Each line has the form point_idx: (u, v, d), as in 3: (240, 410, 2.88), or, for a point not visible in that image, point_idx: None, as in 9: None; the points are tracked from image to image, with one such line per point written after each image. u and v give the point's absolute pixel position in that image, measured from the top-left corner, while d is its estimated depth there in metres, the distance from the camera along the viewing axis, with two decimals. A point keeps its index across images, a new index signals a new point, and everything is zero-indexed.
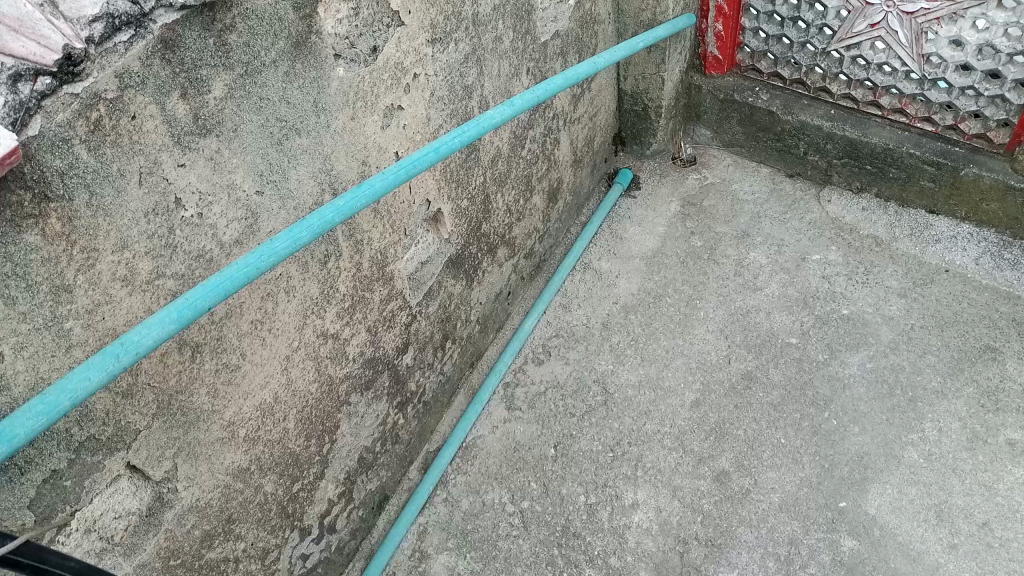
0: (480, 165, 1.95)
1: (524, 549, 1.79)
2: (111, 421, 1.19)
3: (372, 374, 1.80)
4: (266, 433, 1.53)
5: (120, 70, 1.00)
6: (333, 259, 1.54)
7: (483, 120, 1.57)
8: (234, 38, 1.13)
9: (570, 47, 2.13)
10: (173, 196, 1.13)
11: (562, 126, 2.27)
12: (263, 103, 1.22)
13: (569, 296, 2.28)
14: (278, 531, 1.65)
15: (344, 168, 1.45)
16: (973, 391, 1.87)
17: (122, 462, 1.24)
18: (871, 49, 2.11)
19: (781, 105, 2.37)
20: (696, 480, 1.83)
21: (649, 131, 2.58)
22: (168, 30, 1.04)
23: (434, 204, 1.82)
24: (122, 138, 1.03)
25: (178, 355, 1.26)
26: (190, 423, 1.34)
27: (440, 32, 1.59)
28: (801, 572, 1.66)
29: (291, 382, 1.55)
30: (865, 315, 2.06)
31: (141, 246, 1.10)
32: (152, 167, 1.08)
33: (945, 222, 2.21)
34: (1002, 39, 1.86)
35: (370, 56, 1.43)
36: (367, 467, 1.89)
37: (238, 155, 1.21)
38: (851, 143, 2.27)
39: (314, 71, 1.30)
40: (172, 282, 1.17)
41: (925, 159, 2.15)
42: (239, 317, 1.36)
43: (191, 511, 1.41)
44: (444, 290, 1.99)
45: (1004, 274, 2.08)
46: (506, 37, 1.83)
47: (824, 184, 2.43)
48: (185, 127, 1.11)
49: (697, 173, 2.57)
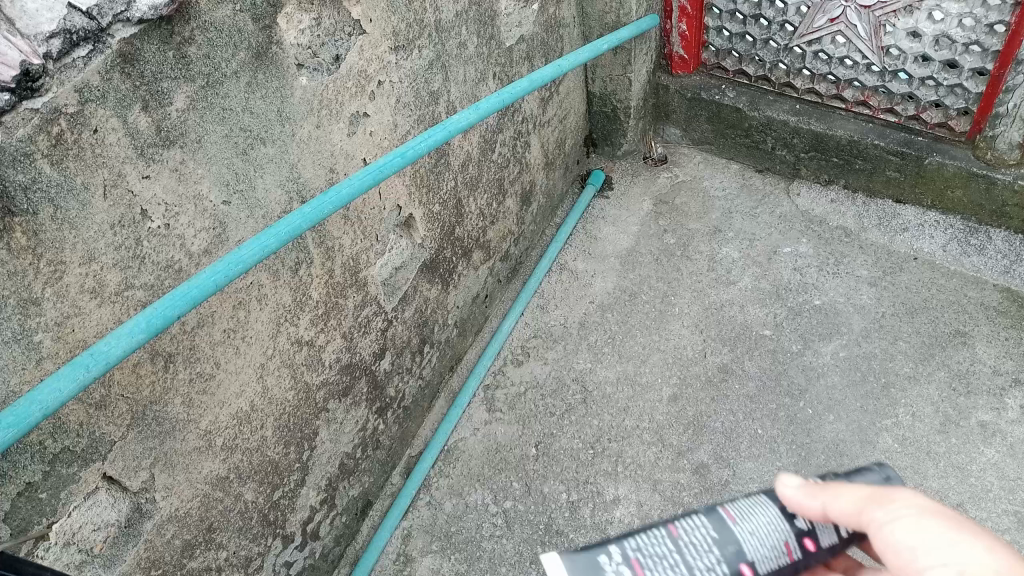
0: (451, 170, 1.97)
1: (508, 549, 1.80)
2: (85, 433, 1.20)
3: (349, 380, 1.82)
4: (244, 441, 1.54)
5: (79, 85, 1.02)
6: (305, 267, 1.56)
7: (449, 125, 1.59)
8: (194, 50, 1.15)
9: (536, 51, 2.16)
10: (139, 208, 1.14)
11: (532, 129, 2.30)
12: (226, 114, 1.24)
13: (546, 297, 2.31)
14: (261, 540, 1.66)
15: (312, 175, 1.47)
16: (944, 375, 1.90)
17: (98, 474, 1.25)
18: (832, 44, 2.15)
19: (747, 101, 2.41)
20: (676, 473, 1.85)
21: (619, 132, 2.61)
22: (127, 44, 1.06)
23: (405, 209, 1.84)
24: (85, 152, 1.05)
25: (151, 365, 1.28)
26: (166, 433, 1.35)
27: (402, 39, 1.61)
28: None
29: (267, 390, 1.56)
30: (837, 305, 2.09)
31: (109, 257, 1.12)
32: (116, 180, 1.10)
33: (912, 211, 2.25)
34: (957, 30, 1.90)
35: (333, 64, 1.45)
36: (349, 474, 1.90)
37: (204, 166, 1.23)
38: (817, 136, 2.31)
39: (277, 81, 1.32)
40: (141, 293, 1.18)
41: (889, 150, 2.19)
42: (211, 327, 1.37)
43: (171, 521, 1.42)
44: (420, 295, 2.01)
45: (971, 260, 2.12)
46: (471, 43, 1.86)
47: (794, 178, 2.47)
48: (148, 140, 1.13)
49: (668, 171, 2.60)
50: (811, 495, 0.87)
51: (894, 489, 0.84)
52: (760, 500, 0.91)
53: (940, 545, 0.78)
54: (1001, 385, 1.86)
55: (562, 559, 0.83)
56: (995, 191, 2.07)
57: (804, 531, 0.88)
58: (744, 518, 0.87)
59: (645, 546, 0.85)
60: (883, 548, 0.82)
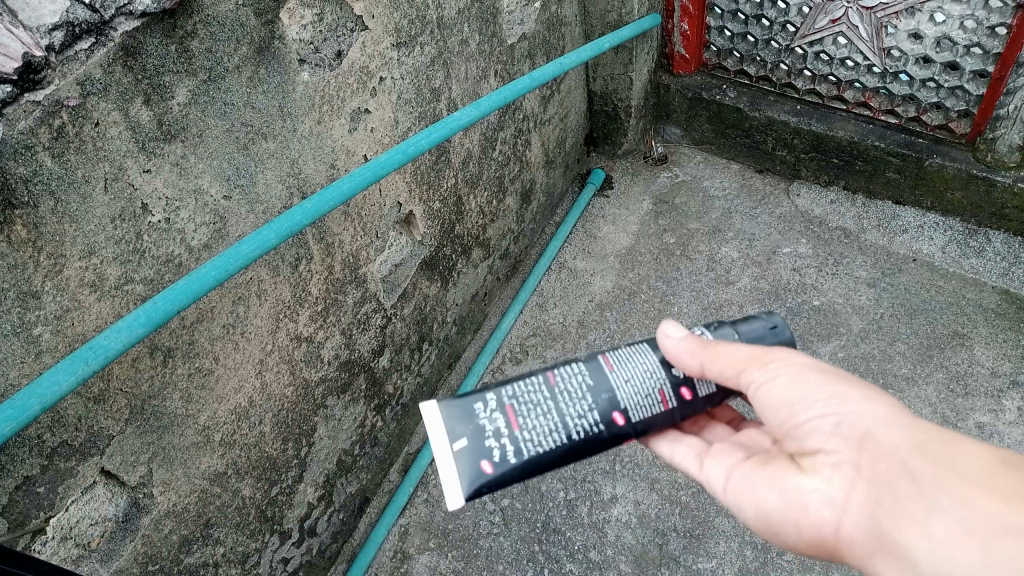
0: (451, 167, 1.97)
1: (505, 546, 1.80)
2: (84, 427, 1.20)
3: (348, 377, 1.81)
4: (242, 437, 1.54)
5: (81, 78, 1.02)
6: (305, 263, 1.55)
7: (450, 122, 1.59)
8: (196, 44, 1.15)
9: (537, 49, 2.16)
10: (139, 202, 1.14)
11: (533, 127, 2.30)
12: (228, 108, 1.24)
13: (545, 296, 2.31)
14: (258, 536, 1.66)
15: (312, 171, 1.46)
16: (942, 376, 1.91)
17: (97, 468, 1.24)
18: (833, 45, 2.15)
19: (748, 102, 2.41)
20: (674, 472, 1.85)
21: (620, 131, 2.61)
22: (129, 37, 1.05)
23: (405, 206, 1.84)
24: (86, 145, 1.04)
25: (150, 360, 1.27)
26: (164, 427, 1.35)
27: (404, 35, 1.61)
28: (777, 559, 1.69)
29: (265, 386, 1.56)
30: (836, 306, 2.10)
31: (109, 251, 1.11)
32: (117, 173, 1.09)
33: (912, 212, 2.25)
34: (958, 32, 1.90)
35: (335, 60, 1.44)
36: (347, 470, 1.90)
37: (205, 161, 1.23)
38: (818, 137, 2.31)
39: (279, 76, 1.32)
40: (141, 287, 1.18)
41: (890, 152, 2.19)
42: (210, 322, 1.37)
43: (168, 516, 1.42)
44: (419, 292, 2.00)
45: (970, 262, 2.12)
46: (472, 40, 1.86)
47: (794, 179, 2.47)
48: (150, 134, 1.12)
49: (669, 171, 2.60)
50: (694, 353, 0.97)
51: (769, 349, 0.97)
52: (640, 350, 1.02)
53: (818, 396, 0.92)
54: (999, 387, 1.87)
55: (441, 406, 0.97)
56: (995, 193, 2.07)
57: (681, 380, 1.00)
58: (620, 366, 0.99)
59: (521, 393, 0.97)
60: (762, 400, 0.95)
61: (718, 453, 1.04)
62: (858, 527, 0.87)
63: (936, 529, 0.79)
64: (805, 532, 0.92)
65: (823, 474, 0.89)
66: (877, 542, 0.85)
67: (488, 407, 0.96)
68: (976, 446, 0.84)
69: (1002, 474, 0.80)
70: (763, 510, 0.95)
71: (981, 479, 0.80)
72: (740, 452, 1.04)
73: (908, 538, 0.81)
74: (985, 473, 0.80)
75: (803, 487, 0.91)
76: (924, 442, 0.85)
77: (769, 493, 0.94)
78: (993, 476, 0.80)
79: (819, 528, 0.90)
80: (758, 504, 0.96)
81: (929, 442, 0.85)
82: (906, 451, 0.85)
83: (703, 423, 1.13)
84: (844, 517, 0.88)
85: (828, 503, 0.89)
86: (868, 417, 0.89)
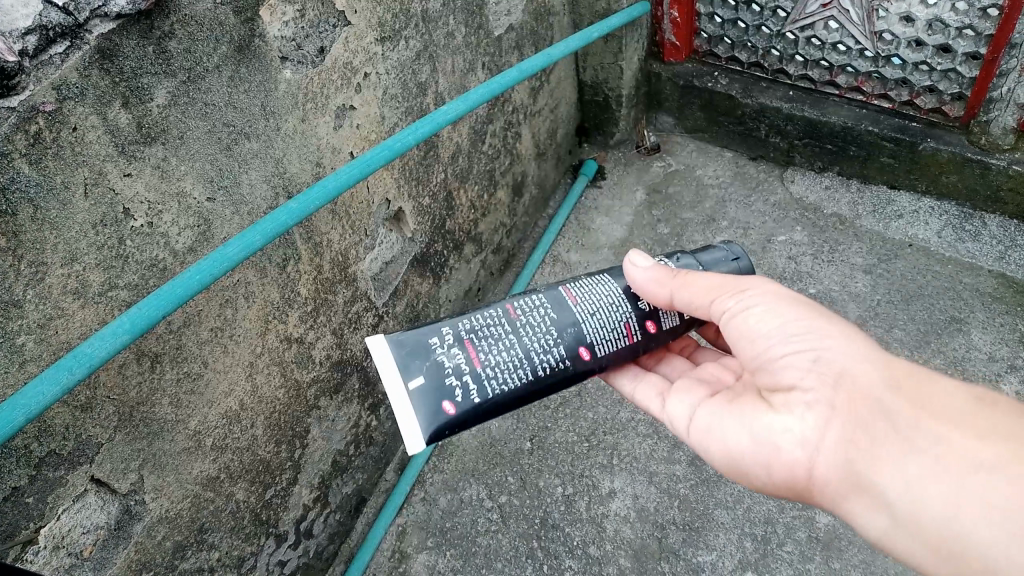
0: (440, 162, 1.94)
1: (503, 544, 1.79)
2: (72, 436, 1.18)
3: (341, 377, 1.79)
4: (234, 440, 1.52)
5: (57, 82, 1.00)
6: (292, 263, 1.53)
7: (437, 116, 1.56)
8: (175, 45, 1.13)
9: (525, 40, 2.13)
10: (121, 207, 1.11)
11: (523, 119, 2.27)
12: (209, 109, 1.21)
13: (539, 290, 2.29)
14: (254, 539, 1.64)
15: (298, 170, 1.44)
16: (940, 362, 1.89)
17: (86, 477, 1.23)
18: (825, 29, 2.13)
19: (740, 89, 2.39)
20: (672, 465, 1.84)
21: (611, 121, 2.59)
22: (106, 40, 1.04)
23: (394, 202, 1.81)
24: (64, 151, 1.02)
25: (138, 366, 1.25)
26: (154, 434, 1.33)
27: (389, 30, 1.58)
28: (778, 551, 1.67)
29: (256, 388, 1.54)
30: (832, 293, 2.08)
31: (91, 257, 1.09)
32: (97, 178, 1.07)
33: (907, 197, 2.24)
34: (950, 14, 1.88)
35: (318, 57, 1.42)
36: (342, 471, 1.88)
37: (187, 163, 1.20)
38: (811, 123, 2.29)
39: (260, 74, 1.29)
40: (126, 293, 1.15)
41: (884, 136, 2.17)
42: (198, 326, 1.35)
43: (161, 522, 1.40)
44: (411, 289, 1.98)
45: (966, 246, 2.11)
46: (459, 33, 1.83)
47: (787, 165, 2.44)
48: (129, 137, 1.10)
49: (661, 160, 2.58)
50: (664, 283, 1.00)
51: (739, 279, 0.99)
52: (602, 280, 1.04)
53: (792, 331, 0.94)
54: (998, 372, 1.85)
55: (391, 341, 0.95)
56: (990, 176, 2.05)
57: (646, 313, 1.02)
58: (583, 299, 1.00)
59: (480, 328, 0.97)
60: (735, 331, 0.97)
61: (680, 391, 1.10)
62: (830, 468, 0.87)
63: (914, 468, 0.82)
64: (774, 473, 0.92)
65: (797, 413, 0.88)
66: (851, 481, 0.85)
67: (446, 342, 0.95)
68: (946, 389, 0.88)
69: (975, 415, 0.84)
70: (732, 450, 0.96)
71: (954, 420, 0.84)
72: (704, 389, 1.10)
73: (884, 477, 0.83)
74: (958, 414, 0.84)
75: (775, 424, 0.90)
76: (900, 384, 0.88)
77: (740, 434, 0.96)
78: (966, 416, 0.84)
79: (792, 469, 0.90)
80: (725, 445, 0.98)
81: (904, 383, 0.88)
82: (883, 391, 0.87)
83: (662, 357, 1.19)
84: (817, 457, 0.87)
85: (801, 443, 0.88)
86: (846, 357, 0.90)
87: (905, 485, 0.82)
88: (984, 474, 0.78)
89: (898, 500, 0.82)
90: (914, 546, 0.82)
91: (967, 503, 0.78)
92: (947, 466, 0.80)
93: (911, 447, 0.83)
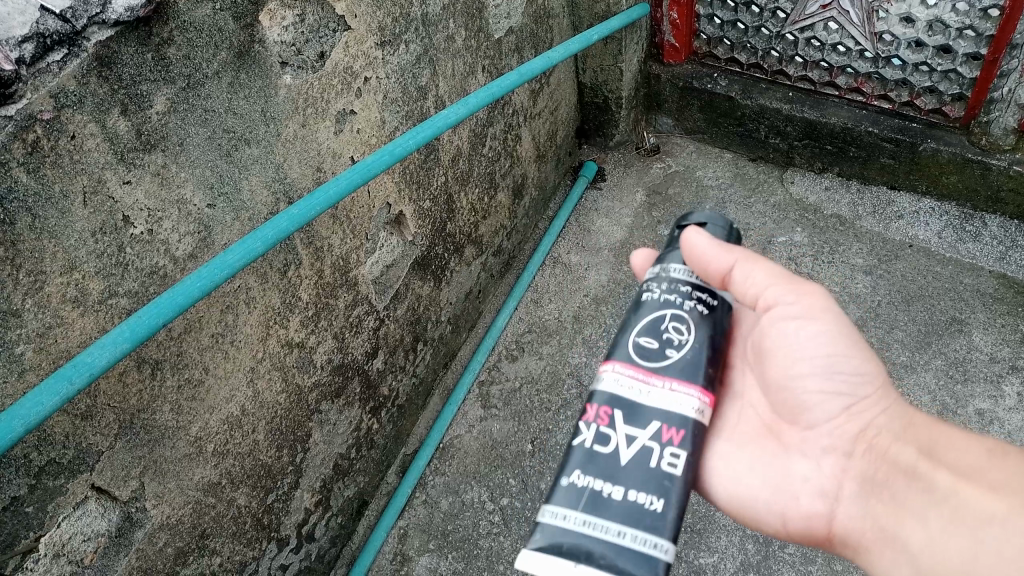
0: (441, 165, 1.94)
1: (505, 546, 1.79)
2: (72, 444, 1.18)
3: (342, 381, 1.79)
4: (236, 446, 1.52)
5: (55, 90, 0.99)
6: (293, 268, 1.53)
7: (438, 120, 1.56)
8: (174, 51, 1.13)
9: (525, 42, 2.13)
10: (121, 214, 1.11)
11: (523, 121, 2.27)
12: (209, 115, 1.21)
13: (540, 292, 2.29)
14: (256, 544, 1.64)
15: (298, 175, 1.43)
16: (941, 362, 1.89)
17: (87, 484, 1.22)
18: (825, 30, 2.13)
19: (740, 90, 2.38)
20: None
21: (611, 122, 2.58)
22: (104, 47, 1.03)
23: (394, 206, 1.81)
24: (63, 159, 1.02)
25: (138, 373, 1.24)
26: (154, 440, 1.33)
27: (389, 34, 1.58)
28: (780, 553, 1.67)
29: (258, 394, 1.54)
30: (832, 294, 2.08)
31: (91, 265, 1.09)
32: (96, 186, 1.07)
33: (907, 198, 2.24)
34: (951, 14, 1.88)
35: (318, 62, 1.41)
36: (343, 474, 1.88)
37: (186, 170, 1.20)
38: (810, 124, 2.29)
39: (260, 80, 1.29)
40: (126, 300, 1.15)
41: (884, 137, 2.16)
42: (198, 332, 1.35)
43: (162, 529, 1.40)
44: (412, 293, 1.98)
45: (967, 246, 2.10)
46: (458, 36, 1.83)
47: (787, 166, 2.44)
48: (129, 144, 1.10)
49: (661, 161, 2.58)
50: (721, 254, 1.00)
51: (802, 295, 1.05)
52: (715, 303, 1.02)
53: (830, 373, 1.03)
54: (999, 372, 1.85)
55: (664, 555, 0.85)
56: (991, 176, 2.05)
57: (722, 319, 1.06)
58: None
59: None
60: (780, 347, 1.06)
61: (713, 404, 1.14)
62: (851, 517, 1.02)
63: (935, 521, 0.94)
64: (790, 523, 1.06)
65: (816, 462, 1.06)
66: (878, 536, 0.99)
67: None
68: (965, 439, 1.00)
69: (992, 467, 0.95)
70: (738, 495, 1.07)
71: (971, 474, 0.96)
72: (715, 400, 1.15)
73: (907, 530, 0.97)
74: (973, 467, 0.96)
75: (794, 472, 1.07)
76: (920, 443, 1.02)
77: (747, 469, 1.08)
78: (983, 469, 0.95)
79: (808, 518, 1.05)
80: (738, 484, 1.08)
81: (920, 438, 1.02)
82: (903, 447, 1.01)
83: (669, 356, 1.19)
84: (836, 508, 1.04)
85: (819, 493, 1.05)
86: (873, 407, 1.04)
87: (924, 537, 0.94)
88: (998, 524, 0.89)
89: (921, 551, 0.94)
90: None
91: (983, 556, 0.88)
92: (959, 519, 0.92)
93: (932, 501, 0.96)
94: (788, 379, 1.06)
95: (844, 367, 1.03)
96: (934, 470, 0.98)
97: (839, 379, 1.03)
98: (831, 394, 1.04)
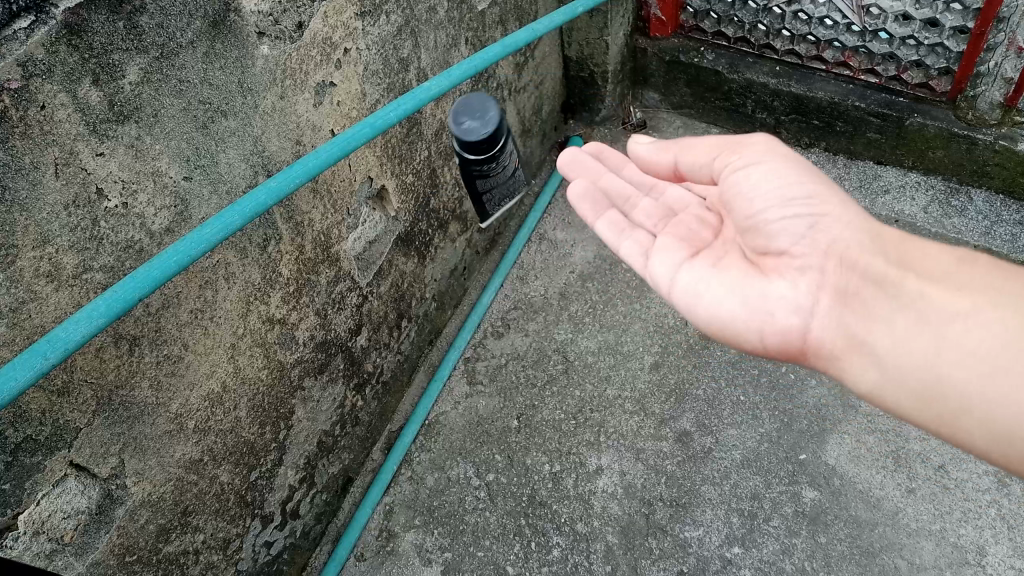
0: (424, 139, 1.92)
1: (491, 521, 1.79)
2: (48, 421, 1.16)
3: (325, 358, 1.78)
4: (218, 423, 1.50)
5: (22, 59, 0.96)
6: (273, 243, 1.51)
7: (420, 92, 1.54)
8: (146, 20, 1.10)
9: (509, 15, 2.10)
10: (94, 187, 1.09)
11: (508, 95, 2.24)
12: (183, 86, 1.19)
13: (526, 269, 2.28)
14: (240, 520, 1.63)
15: (277, 149, 1.41)
16: None
17: (65, 461, 1.21)
18: (812, 4, 2.11)
19: (726, 64, 2.36)
20: (659, 442, 1.84)
21: (597, 97, 2.56)
22: (73, 14, 1.00)
23: (377, 180, 1.79)
24: (32, 130, 0.99)
25: (115, 349, 1.23)
26: (134, 417, 1.31)
27: (368, 5, 1.55)
28: (764, 526, 1.67)
29: (239, 370, 1.52)
30: None
31: (64, 239, 1.07)
32: (68, 158, 1.04)
33: (893, 172, 2.23)
34: None
35: (296, 32, 1.38)
36: (328, 451, 1.87)
37: (161, 142, 1.17)
38: (797, 98, 2.27)
39: (236, 50, 1.26)
40: (101, 275, 1.13)
41: (870, 112, 2.15)
42: (177, 308, 1.33)
43: (143, 506, 1.38)
44: (396, 269, 1.96)
45: (952, 221, 2.10)
46: (441, 8, 1.80)
47: (774, 141, 2.43)
48: (101, 115, 1.07)
49: (648, 137, 2.56)
50: (667, 147, 1.28)
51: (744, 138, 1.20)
52: None
53: (796, 196, 1.12)
54: None
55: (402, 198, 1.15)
56: (977, 151, 2.04)
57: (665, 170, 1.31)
58: None
59: None
60: (734, 189, 1.18)
61: (663, 249, 1.25)
62: (827, 329, 1.08)
63: (902, 324, 1.05)
64: (767, 338, 1.11)
65: (794, 282, 1.10)
66: (850, 343, 1.07)
67: None
68: (931, 250, 1.11)
69: (958, 273, 1.06)
70: (722, 315, 1.13)
71: (929, 277, 1.07)
72: (684, 249, 1.24)
73: (874, 335, 1.06)
74: (938, 273, 1.07)
75: (771, 293, 1.10)
76: (876, 246, 1.10)
77: (727, 293, 1.13)
78: (951, 274, 1.06)
79: (786, 332, 1.10)
80: (711, 311, 1.15)
81: (887, 251, 1.10)
82: (868, 259, 1.09)
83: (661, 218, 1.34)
84: (810, 321, 1.09)
85: (795, 309, 1.09)
86: (837, 227, 1.11)
87: (891, 340, 1.05)
88: (963, 322, 1.01)
89: (888, 353, 1.05)
90: (900, 396, 1.04)
91: (946, 351, 1.00)
92: (925, 322, 1.03)
93: (899, 310, 1.06)
94: (752, 211, 1.15)
95: (800, 194, 1.12)
96: (902, 277, 1.08)
97: (801, 205, 1.12)
98: (795, 218, 1.11)
